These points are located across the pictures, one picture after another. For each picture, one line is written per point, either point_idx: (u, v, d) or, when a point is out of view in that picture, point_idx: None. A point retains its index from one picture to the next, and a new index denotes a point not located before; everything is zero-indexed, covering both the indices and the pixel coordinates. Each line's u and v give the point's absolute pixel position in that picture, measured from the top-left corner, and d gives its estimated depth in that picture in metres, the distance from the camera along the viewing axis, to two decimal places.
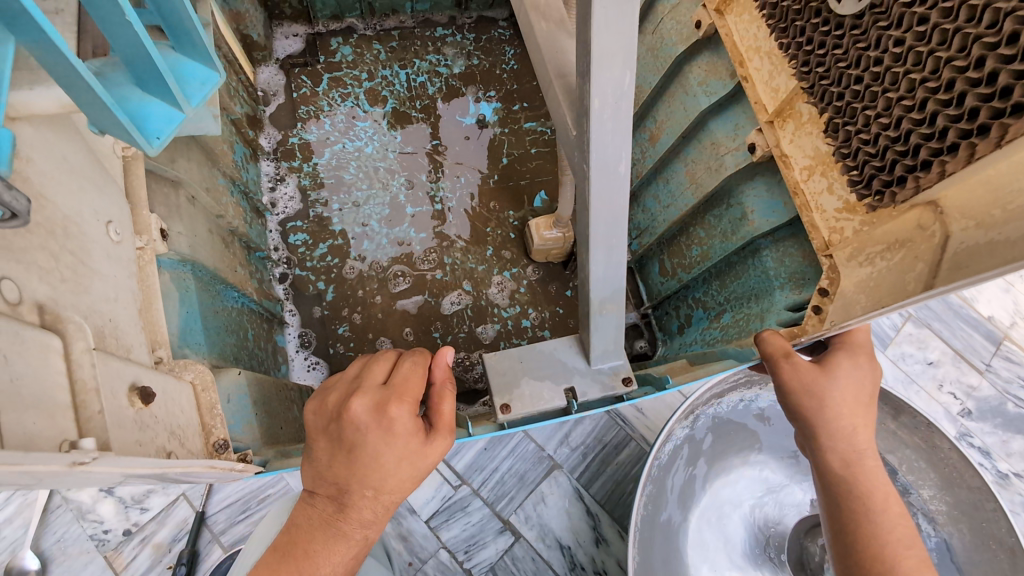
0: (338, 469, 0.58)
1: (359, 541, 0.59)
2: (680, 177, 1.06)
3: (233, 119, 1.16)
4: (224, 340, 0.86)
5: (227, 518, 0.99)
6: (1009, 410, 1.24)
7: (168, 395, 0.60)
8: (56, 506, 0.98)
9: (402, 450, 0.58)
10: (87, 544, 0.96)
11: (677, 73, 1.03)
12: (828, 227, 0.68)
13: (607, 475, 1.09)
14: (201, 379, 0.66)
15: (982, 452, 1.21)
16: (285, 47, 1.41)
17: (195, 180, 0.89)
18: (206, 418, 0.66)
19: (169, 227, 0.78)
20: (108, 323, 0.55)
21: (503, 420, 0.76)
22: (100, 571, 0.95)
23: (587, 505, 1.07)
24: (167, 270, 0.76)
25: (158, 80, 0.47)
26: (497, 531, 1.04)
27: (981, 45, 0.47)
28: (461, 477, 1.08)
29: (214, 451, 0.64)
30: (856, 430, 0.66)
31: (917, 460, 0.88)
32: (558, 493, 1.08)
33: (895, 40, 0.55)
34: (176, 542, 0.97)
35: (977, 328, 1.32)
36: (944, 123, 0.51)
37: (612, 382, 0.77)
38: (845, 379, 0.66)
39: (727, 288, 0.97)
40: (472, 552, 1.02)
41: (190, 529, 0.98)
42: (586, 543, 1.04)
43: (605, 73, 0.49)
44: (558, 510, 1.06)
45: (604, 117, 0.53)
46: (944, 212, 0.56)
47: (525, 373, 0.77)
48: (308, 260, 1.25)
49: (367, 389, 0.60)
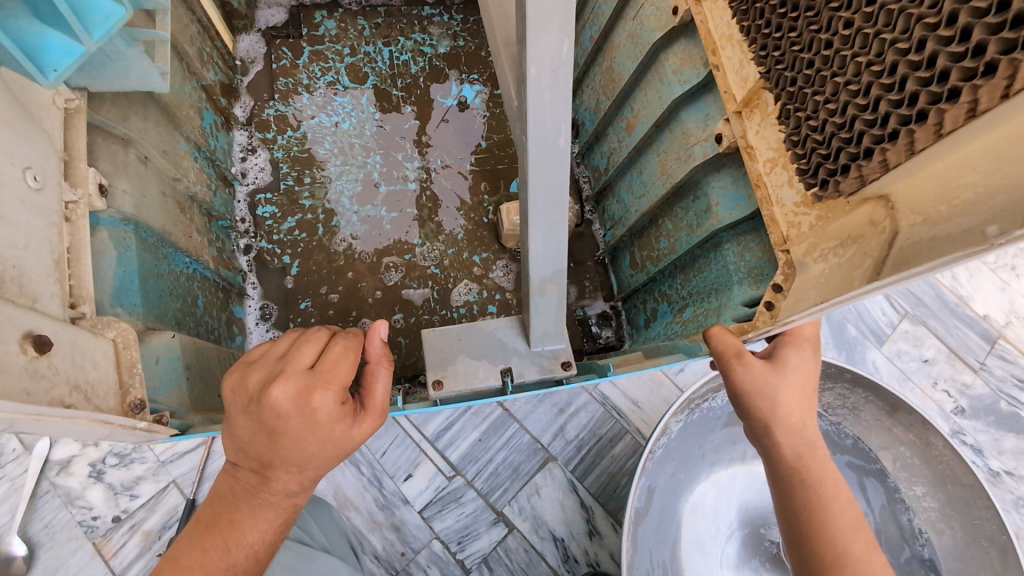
0: (261, 447, 0.56)
1: (284, 509, 0.59)
2: (652, 167, 1.04)
3: (202, 85, 1.14)
4: (167, 303, 0.85)
5: None
6: (1001, 408, 1.25)
7: (76, 350, 0.60)
8: (44, 492, 0.97)
9: (326, 433, 0.57)
10: (75, 529, 0.95)
11: (653, 61, 1.00)
12: (787, 221, 0.69)
13: (601, 468, 1.09)
14: (123, 337, 0.66)
15: (974, 450, 1.21)
16: (267, 17, 1.38)
17: (149, 141, 0.88)
18: (125, 376, 0.65)
19: (112, 184, 0.77)
20: (12, 270, 0.55)
21: (436, 395, 0.81)
22: (89, 558, 0.94)
23: (580, 497, 1.07)
24: (106, 228, 0.75)
25: (51, 11, 0.59)
26: (490, 522, 1.04)
27: (923, 27, 0.49)
28: (454, 468, 1.07)
29: (130, 410, 0.64)
30: (805, 424, 0.66)
31: (910, 457, 0.88)
32: (551, 484, 1.07)
33: (844, 23, 0.58)
34: (167, 530, 0.97)
35: (974, 327, 1.31)
36: (887, 107, 0.54)
37: (552, 365, 0.82)
38: (792, 375, 0.66)
39: (690, 283, 0.97)
40: (465, 543, 1.02)
41: (181, 516, 0.97)
42: (579, 535, 1.04)
43: (541, 40, 0.45)
44: (552, 501, 1.06)
45: (541, 86, 0.50)
46: (894, 207, 0.57)
47: (463, 350, 0.83)
48: (275, 233, 1.23)
49: (292, 370, 0.56)
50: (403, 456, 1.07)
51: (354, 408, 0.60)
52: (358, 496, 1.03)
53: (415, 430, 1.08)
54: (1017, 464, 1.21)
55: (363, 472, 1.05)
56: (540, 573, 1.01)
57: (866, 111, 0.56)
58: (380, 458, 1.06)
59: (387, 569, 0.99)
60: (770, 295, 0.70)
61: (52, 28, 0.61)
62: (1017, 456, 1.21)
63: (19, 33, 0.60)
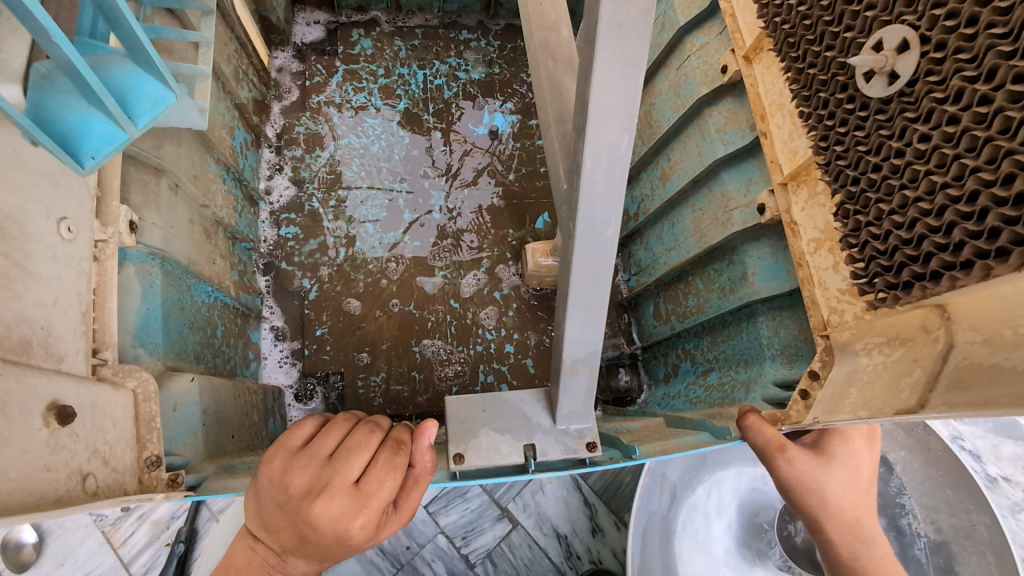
0: (290, 540, 0.57)
1: None
2: (685, 222, 1.03)
3: (236, 104, 1.14)
4: (187, 338, 0.85)
5: (226, 498, 0.99)
6: (1000, 415, 1.23)
7: (98, 408, 0.58)
8: None
9: (360, 542, 0.58)
10: (83, 519, 0.97)
11: (696, 115, 0.99)
12: (828, 306, 0.70)
13: (605, 467, 1.09)
14: (144, 389, 0.63)
15: (973, 455, 1.20)
16: (304, 33, 1.40)
17: (179, 167, 0.88)
18: (143, 430, 0.62)
19: (143, 218, 0.76)
20: (40, 330, 0.55)
21: (455, 470, 0.69)
22: (98, 545, 0.96)
23: (585, 495, 1.07)
24: (133, 263, 0.75)
25: (100, 103, 0.53)
26: (495, 518, 1.05)
27: (976, 179, 0.49)
28: None
29: (145, 467, 0.61)
30: (859, 519, 0.71)
31: (916, 468, 0.88)
32: (556, 481, 1.08)
33: (896, 151, 0.58)
34: (175, 519, 0.98)
35: None
36: (931, 247, 0.54)
37: (574, 445, 0.71)
38: (840, 472, 0.69)
39: (717, 347, 0.96)
40: (470, 538, 1.03)
41: (189, 507, 0.98)
42: (582, 533, 1.05)
43: (600, 132, 0.49)
44: (556, 498, 1.07)
45: (596, 177, 0.52)
46: (950, 319, 0.57)
47: (484, 423, 0.71)
48: (296, 255, 1.23)
49: (341, 485, 0.56)
50: None
51: (387, 515, 0.60)
52: None
53: None
54: (1015, 471, 1.19)
55: None
56: (543, 569, 1.02)
57: (912, 235, 0.56)
58: None
59: (392, 562, 1.00)
60: (806, 381, 0.70)
61: (95, 113, 0.54)
62: (1015, 463, 1.20)
63: (63, 111, 0.53)
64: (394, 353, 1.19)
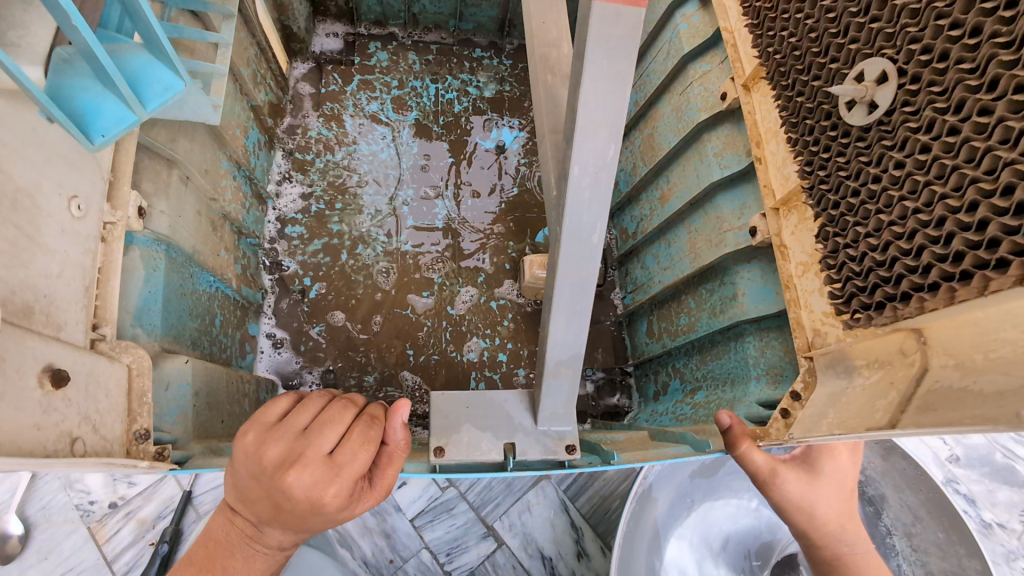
0: (262, 509, 0.56)
1: (271, 553, 0.60)
2: (681, 242, 1.04)
3: (252, 106, 1.16)
4: (185, 324, 0.85)
5: (213, 500, 0.99)
6: (997, 459, 1.22)
7: (93, 377, 0.58)
8: (44, 474, 0.97)
9: (330, 517, 0.57)
10: (71, 513, 0.96)
11: (696, 138, 1.00)
12: (812, 329, 0.71)
13: (593, 490, 1.08)
14: (139, 364, 0.64)
15: (966, 499, 1.19)
16: (323, 43, 1.43)
17: (192, 160, 0.90)
18: (134, 405, 0.63)
19: (152, 205, 0.78)
20: (42, 300, 0.55)
21: (434, 463, 0.69)
22: (83, 541, 0.95)
23: (572, 517, 1.06)
24: (139, 247, 0.76)
25: (113, 85, 0.57)
26: (480, 536, 1.03)
27: (977, 189, 0.49)
28: (449, 478, 1.07)
29: (133, 440, 0.61)
30: (846, 529, 0.72)
31: (904, 502, 0.88)
32: (544, 502, 1.07)
33: (895, 162, 0.58)
34: (161, 519, 0.97)
35: None
36: (931, 259, 0.54)
37: (555, 447, 0.70)
38: (827, 486, 0.70)
39: (705, 365, 0.97)
40: (454, 555, 1.02)
41: (176, 507, 0.98)
42: (568, 556, 1.03)
43: (589, 142, 0.49)
44: (543, 518, 1.06)
45: (582, 184, 0.52)
46: (926, 343, 0.57)
47: (468, 419, 0.71)
48: (300, 253, 1.24)
49: (314, 453, 0.55)
50: None
51: (361, 488, 0.59)
52: None
53: None
54: (1011, 518, 1.17)
55: None
56: None
57: (887, 257, 0.59)
58: None
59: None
60: (786, 401, 0.70)
61: (108, 95, 0.59)
62: (1011, 510, 1.18)
63: (77, 93, 0.57)
64: (386, 354, 1.19)
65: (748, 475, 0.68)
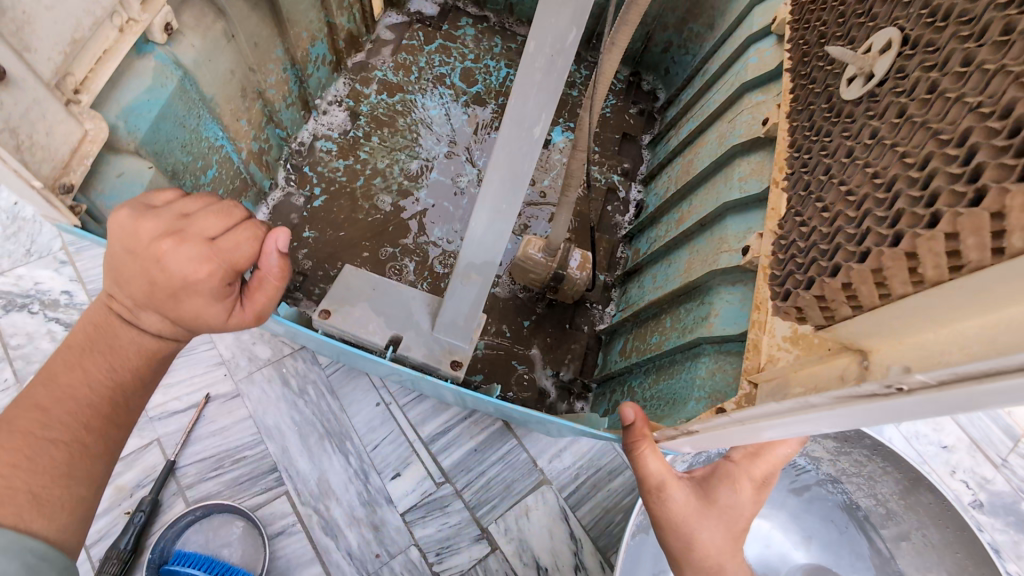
0: (135, 285, 0.57)
1: (147, 347, 0.60)
2: (680, 261, 1.03)
3: (330, 23, 1.25)
4: (174, 153, 0.93)
5: (197, 473, 0.95)
6: (1022, 509, 1.18)
7: (37, 108, 0.68)
8: None
9: (205, 301, 0.58)
10: None
11: (726, 163, 1.03)
12: (767, 353, 0.66)
13: (596, 500, 1.03)
14: (94, 134, 0.76)
15: (992, 549, 1.14)
16: (421, 6, 1.50)
17: (243, 25, 1.01)
18: (74, 161, 0.74)
19: (183, 34, 0.90)
20: (20, 17, 0.65)
21: (320, 324, 0.87)
22: None
23: (571, 528, 1.01)
24: (155, 59, 0.86)
25: None
26: (473, 538, 0.98)
27: (937, 141, 0.40)
28: (445, 475, 1.02)
29: (57, 189, 0.71)
30: (723, 565, 0.63)
31: None
32: (542, 508, 1.02)
33: (871, 131, 0.50)
34: (140, 488, 0.92)
35: (996, 420, 1.26)
36: (869, 222, 0.45)
37: (442, 356, 0.86)
38: (713, 519, 0.65)
39: (657, 385, 0.93)
40: (444, 556, 0.96)
41: (158, 476, 0.93)
42: (564, 568, 0.98)
43: (550, 21, 0.57)
44: (541, 526, 1.00)
45: (537, 59, 0.60)
46: (869, 366, 0.47)
47: (370, 298, 0.88)
48: (320, 166, 1.26)
49: (187, 238, 0.56)
50: (394, 453, 1.02)
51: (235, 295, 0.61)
52: (340, 488, 0.98)
53: (410, 429, 1.04)
54: None
55: (350, 463, 1.00)
56: None
57: (829, 231, 0.51)
58: (369, 450, 1.01)
59: (357, 569, 0.93)
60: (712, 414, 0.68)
61: None
62: None
63: None
64: None
65: (638, 483, 0.67)
